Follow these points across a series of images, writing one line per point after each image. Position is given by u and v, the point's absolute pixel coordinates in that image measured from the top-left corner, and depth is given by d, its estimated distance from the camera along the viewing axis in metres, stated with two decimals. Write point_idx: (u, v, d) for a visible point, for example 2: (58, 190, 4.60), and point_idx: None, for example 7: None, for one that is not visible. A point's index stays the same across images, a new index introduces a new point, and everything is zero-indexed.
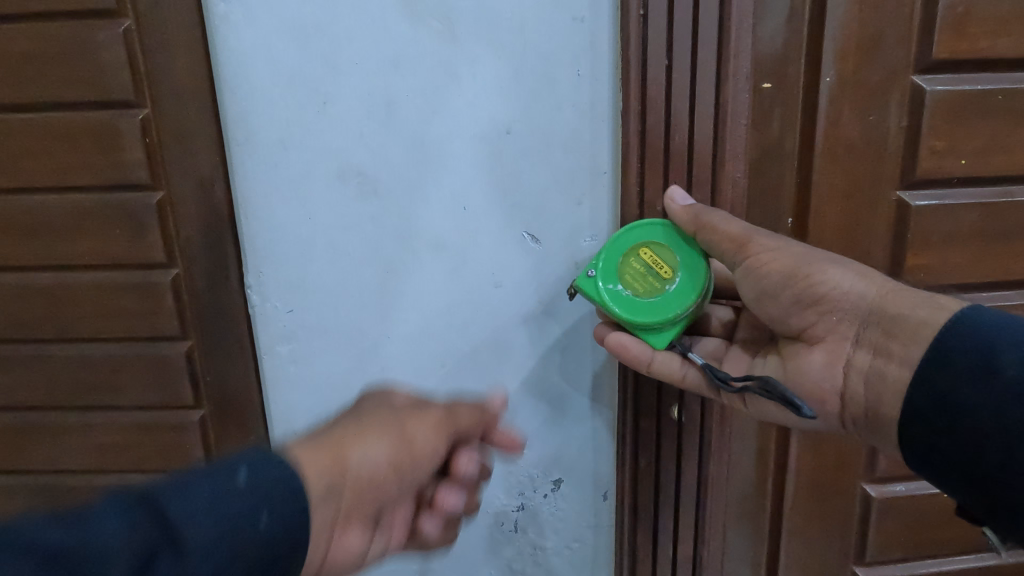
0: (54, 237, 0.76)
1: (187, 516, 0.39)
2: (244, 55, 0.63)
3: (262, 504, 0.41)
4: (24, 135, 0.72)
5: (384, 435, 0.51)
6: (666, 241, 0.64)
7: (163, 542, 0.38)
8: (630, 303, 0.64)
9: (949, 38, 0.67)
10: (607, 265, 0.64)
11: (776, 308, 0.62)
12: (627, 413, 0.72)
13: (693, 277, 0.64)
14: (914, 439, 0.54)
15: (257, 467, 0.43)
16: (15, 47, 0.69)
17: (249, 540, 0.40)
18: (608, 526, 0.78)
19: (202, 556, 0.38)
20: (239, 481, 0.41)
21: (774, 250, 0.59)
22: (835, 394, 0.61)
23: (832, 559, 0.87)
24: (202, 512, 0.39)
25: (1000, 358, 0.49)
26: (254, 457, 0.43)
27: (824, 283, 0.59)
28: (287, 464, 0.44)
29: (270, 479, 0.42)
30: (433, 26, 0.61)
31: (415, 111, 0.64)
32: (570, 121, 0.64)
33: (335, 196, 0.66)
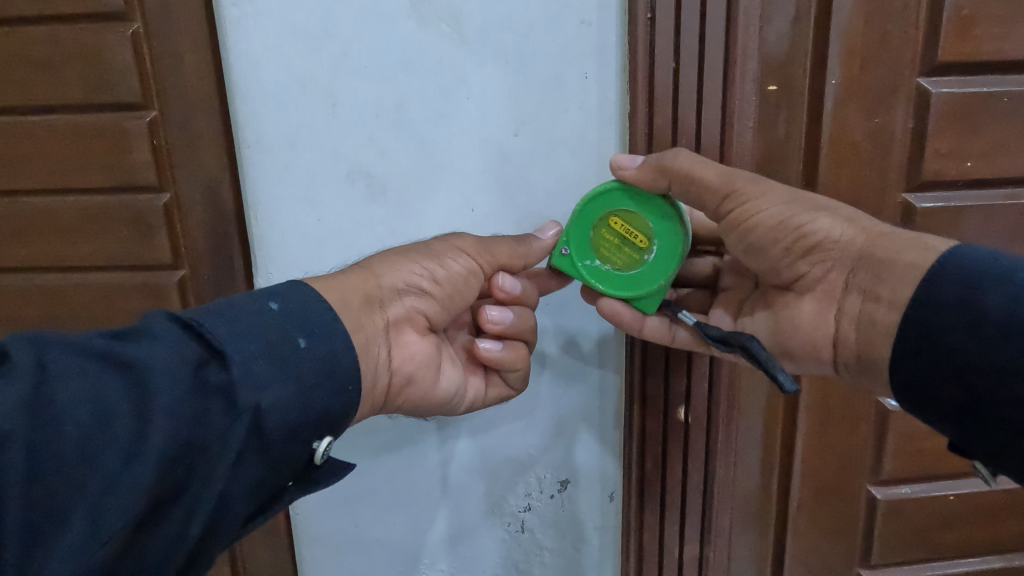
0: (63, 238, 0.76)
1: (228, 335, 0.45)
2: (254, 59, 0.63)
3: (295, 329, 0.49)
4: (32, 137, 0.73)
5: (414, 255, 0.60)
6: (635, 206, 0.61)
7: (211, 353, 0.45)
8: (610, 277, 0.63)
9: (954, 41, 0.67)
10: (579, 241, 0.62)
11: (770, 261, 0.60)
12: (634, 415, 0.72)
13: (669, 239, 0.61)
14: (904, 381, 0.52)
15: (287, 298, 0.50)
16: (23, 49, 0.70)
17: (286, 354, 0.47)
18: (613, 528, 0.78)
19: (246, 362, 0.45)
20: (272, 309, 0.49)
21: (759, 195, 0.57)
22: (828, 342, 0.59)
23: (837, 562, 0.87)
24: (240, 329, 0.46)
25: (981, 295, 0.47)
26: (286, 292, 0.51)
27: (811, 237, 0.57)
28: (311, 297, 0.51)
29: (299, 307, 0.50)
30: (442, 29, 0.62)
31: (425, 113, 0.64)
32: (578, 123, 0.65)
33: (345, 197, 0.67)
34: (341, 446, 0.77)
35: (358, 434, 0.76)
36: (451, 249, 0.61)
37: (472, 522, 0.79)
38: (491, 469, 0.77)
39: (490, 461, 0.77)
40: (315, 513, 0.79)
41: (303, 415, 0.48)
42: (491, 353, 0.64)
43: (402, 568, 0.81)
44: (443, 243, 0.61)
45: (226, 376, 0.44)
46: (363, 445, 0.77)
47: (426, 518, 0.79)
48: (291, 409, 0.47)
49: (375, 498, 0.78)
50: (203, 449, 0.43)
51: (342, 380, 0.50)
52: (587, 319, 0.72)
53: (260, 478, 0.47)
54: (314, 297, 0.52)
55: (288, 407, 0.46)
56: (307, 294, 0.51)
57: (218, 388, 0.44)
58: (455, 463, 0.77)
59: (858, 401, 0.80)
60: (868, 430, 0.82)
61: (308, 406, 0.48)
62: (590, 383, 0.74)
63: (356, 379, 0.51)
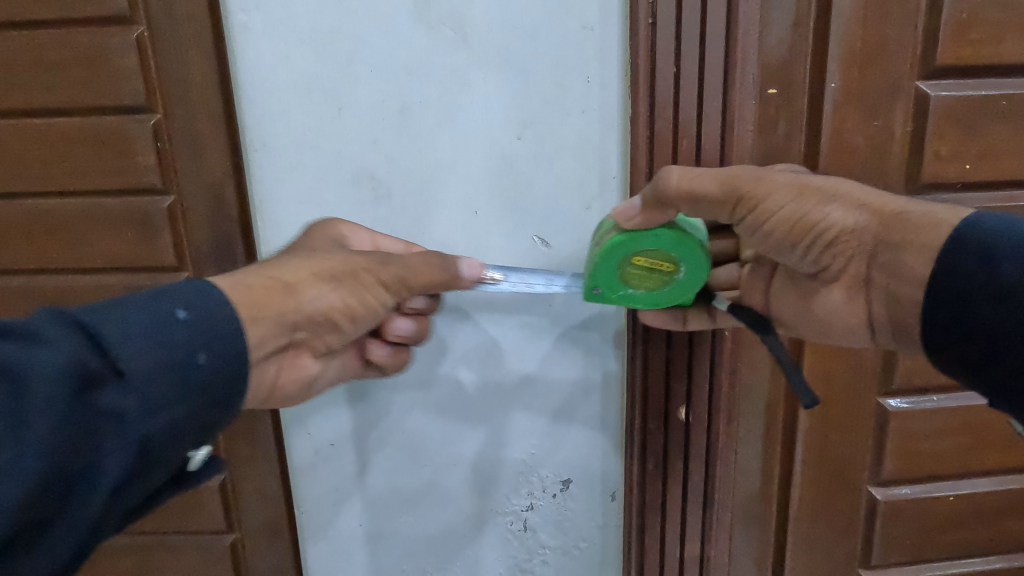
0: (69, 239, 0.76)
1: (127, 351, 0.43)
2: (259, 63, 0.64)
3: (197, 344, 0.46)
4: (36, 141, 0.73)
5: (331, 277, 0.58)
6: (666, 243, 0.56)
7: (107, 370, 0.42)
8: (647, 300, 0.59)
9: (952, 45, 0.68)
10: (606, 280, 0.58)
11: (793, 260, 0.59)
12: (635, 413, 0.73)
13: (695, 259, 0.57)
14: (931, 346, 0.54)
15: (191, 303, 0.47)
16: (24, 53, 0.70)
17: (186, 377, 0.45)
18: (615, 526, 0.80)
19: (141, 386, 0.43)
20: (177, 317, 0.46)
21: (765, 193, 0.55)
22: (862, 325, 0.61)
23: (837, 562, 0.88)
24: (141, 343, 0.43)
25: (1002, 268, 0.49)
26: (189, 295, 0.48)
27: (832, 234, 0.56)
28: (221, 304, 0.49)
29: (205, 315, 0.47)
30: (445, 34, 0.63)
31: (427, 117, 0.65)
32: (579, 127, 0.65)
33: (350, 201, 0.68)
34: (345, 446, 0.76)
35: (360, 434, 0.76)
36: (375, 271, 0.59)
37: (474, 522, 0.80)
38: (492, 472, 0.78)
39: (491, 465, 0.77)
40: (318, 514, 0.79)
41: (187, 436, 0.46)
42: (382, 357, 0.68)
43: (406, 565, 0.82)
44: (368, 268, 0.58)
45: (118, 401, 0.42)
46: (365, 445, 0.76)
47: (427, 515, 0.79)
48: (177, 432, 0.45)
49: (378, 498, 0.79)
50: (80, 475, 0.41)
51: (235, 397, 0.48)
52: (588, 318, 0.72)
53: (131, 496, 0.45)
54: (218, 301, 0.49)
55: (174, 432, 0.45)
56: (217, 298, 0.49)
57: (107, 411, 0.41)
58: (457, 464, 0.77)
59: (858, 402, 0.81)
60: (869, 431, 0.82)
61: (193, 427, 0.46)
62: (570, 370, 0.74)
63: (242, 393, 0.49)
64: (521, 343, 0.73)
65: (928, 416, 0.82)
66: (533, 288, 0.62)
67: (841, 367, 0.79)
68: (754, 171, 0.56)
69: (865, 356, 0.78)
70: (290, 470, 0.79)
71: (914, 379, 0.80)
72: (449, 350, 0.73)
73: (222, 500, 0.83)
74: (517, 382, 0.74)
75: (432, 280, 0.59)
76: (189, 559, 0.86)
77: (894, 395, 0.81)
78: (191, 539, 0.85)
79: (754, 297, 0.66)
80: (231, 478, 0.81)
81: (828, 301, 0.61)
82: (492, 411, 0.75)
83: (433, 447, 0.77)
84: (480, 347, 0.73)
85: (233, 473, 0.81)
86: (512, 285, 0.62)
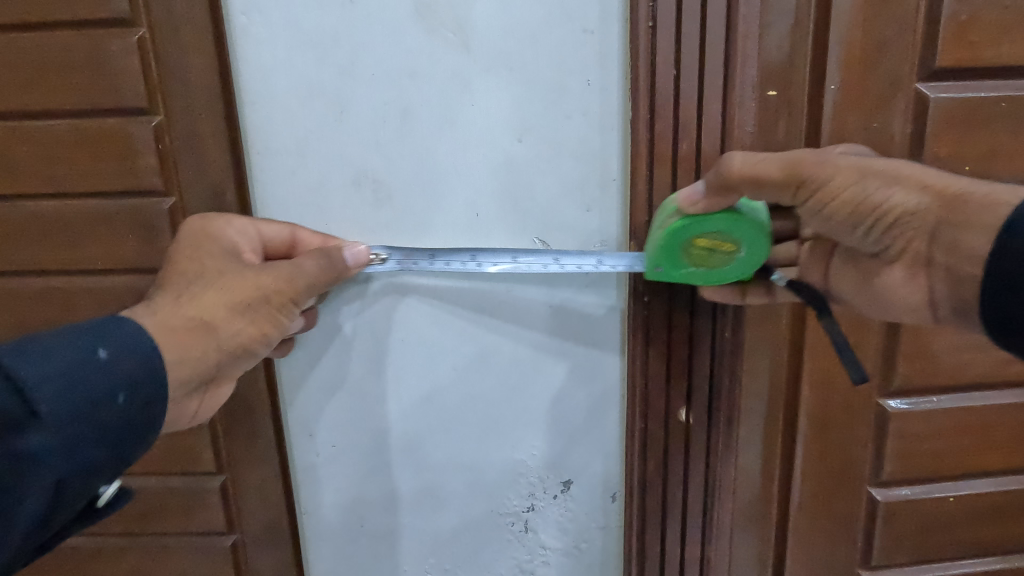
0: (66, 241, 0.74)
1: (45, 396, 0.48)
2: (262, 66, 0.64)
3: (117, 386, 0.52)
4: (30, 144, 0.71)
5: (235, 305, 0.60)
6: (723, 227, 0.59)
7: (24, 415, 0.47)
8: (708, 277, 0.62)
9: (951, 47, 0.68)
10: (669, 260, 0.61)
11: (854, 239, 0.60)
12: (636, 414, 0.73)
13: (754, 237, 0.60)
14: (993, 324, 0.55)
15: (114, 343, 0.53)
16: (18, 53, 0.68)
17: (100, 416, 0.50)
18: (615, 526, 0.81)
19: (56, 428, 0.48)
20: (100, 359, 0.51)
21: (827, 176, 0.56)
22: (925, 305, 0.61)
23: (837, 562, 0.88)
24: (58, 386, 0.49)
25: None
26: (108, 334, 0.53)
27: (898, 215, 0.56)
28: (140, 340, 0.54)
29: (127, 355, 0.53)
30: (447, 38, 0.63)
31: (429, 120, 0.65)
32: (580, 130, 0.66)
33: (351, 202, 0.68)
34: (347, 447, 0.77)
35: (363, 437, 0.76)
36: (286, 293, 0.61)
37: (475, 523, 0.80)
38: (493, 474, 0.78)
39: (493, 467, 0.78)
40: (319, 514, 0.79)
41: (93, 470, 0.51)
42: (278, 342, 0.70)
43: (407, 567, 0.82)
44: (280, 289, 0.60)
45: (38, 441, 0.47)
46: (368, 446, 0.77)
47: (428, 515, 0.80)
48: (86, 468, 0.51)
49: (378, 499, 0.79)
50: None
51: (143, 431, 0.54)
52: (590, 320, 0.72)
53: (39, 527, 0.50)
54: (138, 339, 0.54)
55: (84, 467, 0.51)
56: (140, 336, 0.54)
57: (21, 452, 0.47)
58: (458, 466, 0.78)
59: (857, 402, 0.81)
60: (869, 431, 0.82)
61: (104, 463, 0.52)
62: (571, 369, 0.74)
63: (156, 429, 0.55)
64: (520, 341, 0.73)
65: (928, 417, 0.82)
66: (530, 268, 0.67)
67: (840, 368, 0.79)
68: (813, 155, 0.57)
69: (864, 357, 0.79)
70: (291, 470, 0.79)
71: (914, 379, 0.80)
72: (453, 355, 0.73)
73: (223, 501, 0.82)
74: (517, 382, 0.74)
75: (329, 284, 0.62)
76: (189, 562, 0.86)
77: (894, 396, 0.81)
78: (192, 540, 0.85)
79: (814, 275, 0.67)
80: (232, 479, 0.81)
81: (890, 281, 0.61)
82: (491, 410, 0.75)
83: (434, 449, 0.77)
84: (483, 350, 0.73)
85: (234, 475, 0.81)
86: (512, 263, 0.67)
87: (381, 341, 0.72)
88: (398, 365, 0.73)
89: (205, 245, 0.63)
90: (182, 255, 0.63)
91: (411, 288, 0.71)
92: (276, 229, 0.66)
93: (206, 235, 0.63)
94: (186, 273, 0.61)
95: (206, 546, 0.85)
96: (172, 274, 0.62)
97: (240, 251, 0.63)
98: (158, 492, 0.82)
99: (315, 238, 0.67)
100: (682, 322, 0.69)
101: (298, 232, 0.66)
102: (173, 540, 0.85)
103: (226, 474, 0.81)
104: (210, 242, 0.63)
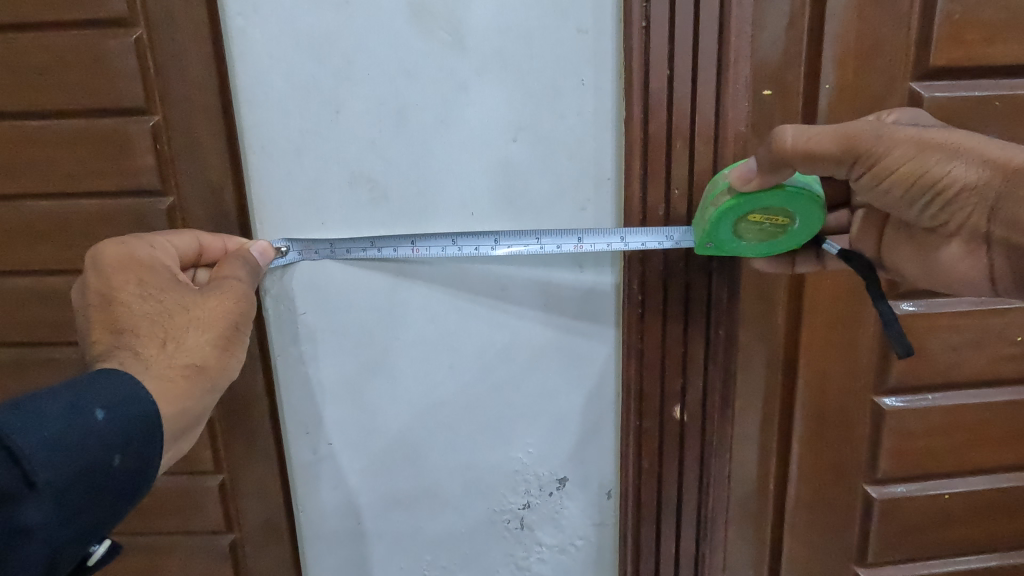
0: (64, 242, 0.73)
1: (43, 464, 0.44)
2: (259, 67, 0.65)
3: (113, 447, 0.48)
4: (24, 145, 0.70)
5: (216, 334, 0.59)
6: (781, 202, 0.59)
7: (22, 487, 0.43)
8: (762, 247, 0.63)
9: (945, 45, 0.69)
10: (721, 237, 0.62)
11: (910, 212, 0.59)
12: (631, 411, 0.74)
13: (806, 209, 0.60)
14: None
15: (108, 400, 0.49)
16: (12, 55, 0.67)
17: (100, 480, 0.47)
18: (611, 523, 0.81)
19: (54, 497, 0.45)
20: (96, 422, 0.48)
21: (883, 151, 0.55)
22: (983, 278, 0.60)
23: (832, 560, 0.89)
24: (58, 454, 0.45)
25: None
26: (98, 391, 0.49)
27: (959, 188, 0.55)
28: (130, 392, 0.51)
29: (122, 414, 0.49)
30: (442, 38, 0.63)
31: (424, 120, 0.65)
32: (574, 129, 0.66)
33: (347, 203, 0.68)
34: (344, 446, 0.77)
35: (360, 435, 0.76)
36: (248, 308, 0.62)
37: (473, 521, 0.81)
38: (491, 472, 0.78)
39: (491, 466, 0.78)
40: (318, 511, 0.80)
41: (89, 535, 0.48)
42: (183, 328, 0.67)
43: (404, 564, 0.82)
44: (242, 309, 0.62)
45: (34, 517, 0.44)
46: (365, 445, 0.77)
47: (427, 514, 0.80)
48: (81, 536, 0.47)
49: (375, 498, 0.79)
50: None
51: (137, 490, 0.51)
52: (584, 319, 0.73)
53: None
54: (134, 391, 0.51)
55: (80, 535, 0.47)
56: (135, 390, 0.51)
57: (19, 527, 0.43)
58: (455, 464, 0.78)
59: (853, 400, 0.81)
60: (864, 429, 0.83)
61: (101, 527, 0.49)
62: (565, 367, 0.74)
63: (150, 486, 0.52)
64: (515, 341, 0.73)
65: (924, 415, 0.82)
66: (428, 253, 0.68)
67: (835, 367, 0.79)
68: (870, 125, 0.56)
69: (860, 355, 0.79)
70: (288, 467, 0.79)
71: (910, 376, 0.81)
72: (450, 354, 0.74)
73: (221, 501, 0.82)
74: (511, 380, 0.75)
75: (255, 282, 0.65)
76: (187, 563, 0.86)
77: (889, 394, 0.82)
78: (190, 541, 0.85)
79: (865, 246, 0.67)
80: (230, 478, 0.81)
81: (945, 255, 0.61)
82: (484, 407, 0.76)
83: (430, 448, 0.77)
84: (479, 350, 0.73)
85: (230, 477, 0.81)
86: (411, 250, 0.68)
87: (378, 338, 0.73)
88: (395, 361, 0.74)
89: (145, 277, 0.59)
90: (125, 293, 0.58)
91: (415, 284, 0.71)
92: (180, 237, 0.64)
93: (137, 264, 0.60)
94: (148, 313, 0.58)
95: (204, 546, 0.85)
96: (129, 319, 0.57)
97: (175, 271, 0.61)
98: (156, 490, 0.82)
99: (217, 239, 0.67)
100: (678, 319, 0.70)
101: (200, 235, 0.66)
102: (171, 540, 0.85)
103: (224, 473, 0.81)
104: (148, 273, 0.60)
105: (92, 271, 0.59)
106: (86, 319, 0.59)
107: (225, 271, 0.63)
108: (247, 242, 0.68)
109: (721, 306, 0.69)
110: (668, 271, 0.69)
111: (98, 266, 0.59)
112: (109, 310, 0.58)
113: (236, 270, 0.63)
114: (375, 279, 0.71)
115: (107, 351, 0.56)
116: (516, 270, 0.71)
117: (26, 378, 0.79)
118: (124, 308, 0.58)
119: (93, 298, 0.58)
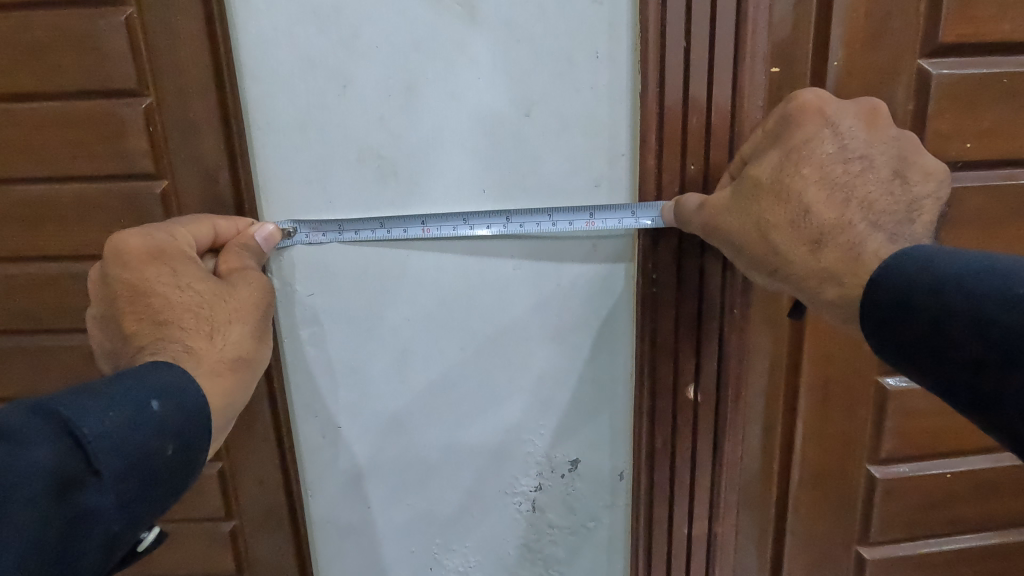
0: (56, 226, 0.71)
1: (105, 449, 0.43)
2: (264, 39, 0.62)
3: (167, 435, 0.47)
4: (15, 128, 0.68)
5: (247, 319, 0.59)
6: None
7: (85, 469, 0.42)
8: None
9: (955, 21, 0.68)
10: None
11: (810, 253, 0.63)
12: (644, 392, 0.73)
13: None
14: (915, 339, 0.48)
15: (161, 391, 0.49)
16: (6, 33, 0.64)
17: (156, 469, 0.46)
18: (623, 506, 0.80)
19: (116, 482, 0.43)
20: (154, 410, 0.47)
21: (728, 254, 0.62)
22: None
23: (836, 540, 0.89)
24: (117, 439, 0.44)
25: (936, 262, 0.49)
26: (149, 382, 0.49)
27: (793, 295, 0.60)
28: (177, 381, 0.50)
29: (175, 405, 0.49)
30: (453, 9, 0.62)
31: (435, 93, 0.64)
32: (588, 104, 0.65)
33: (356, 180, 0.66)
34: (355, 428, 0.76)
35: (371, 416, 0.75)
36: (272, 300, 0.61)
37: (485, 504, 0.80)
38: (503, 451, 0.78)
39: (502, 445, 0.77)
40: (326, 496, 0.79)
41: (142, 523, 0.46)
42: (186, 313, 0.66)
43: (414, 547, 0.81)
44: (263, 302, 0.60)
45: (98, 499, 0.42)
46: (376, 427, 0.76)
47: (437, 496, 0.79)
48: (136, 524, 0.46)
49: (384, 480, 0.78)
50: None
51: (184, 481, 0.49)
52: (592, 297, 0.72)
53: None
54: (183, 381, 0.51)
55: (136, 524, 0.46)
56: (187, 383, 0.51)
57: (84, 509, 0.42)
58: (466, 445, 0.77)
59: (860, 380, 0.81)
60: (867, 411, 0.82)
61: (153, 516, 0.47)
62: (577, 347, 0.74)
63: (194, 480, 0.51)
64: (528, 318, 0.72)
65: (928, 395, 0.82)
66: (440, 233, 0.68)
67: (842, 349, 0.79)
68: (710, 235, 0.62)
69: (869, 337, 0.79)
70: (296, 453, 0.78)
71: None
72: (461, 335, 0.73)
73: (222, 488, 0.81)
74: (522, 361, 0.74)
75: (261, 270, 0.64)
76: (191, 549, 0.85)
77: (894, 374, 0.81)
78: (190, 530, 0.84)
79: None
80: (230, 464, 0.79)
81: None
82: (494, 388, 0.75)
83: (438, 429, 0.76)
84: (492, 330, 0.72)
85: (232, 463, 0.79)
86: (422, 229, 0.68)
87: (389, 319, 0.72)
88: (406, 342, 0.73)
89: (177, 267, 0.58)
90: (159, 285, 0.57)
91: (427, 262, 0.70)
92: (198, 228, 0.62)
93: (165, 256, 0.58)
94: (189, 306, 0.57)
95: (205, 533, 0.84)
96: (169, 311, 0.57)
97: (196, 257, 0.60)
98: None
99: (230, 224, 0.64)
100: (692, 297, 0.70)
101: (216, 223, 0.64)
102: (171, 528, 0.84)
103: (224, 461, 0.80)
104: (178, 262, 0.58)
105: (118, 266, 0.58)
106: (118, 312, 0.57)
107: (237, 262, 0.62)
108: (254, 224, 0.65)
109: (735, 284, 0.69)
110: (686, 248, 0.68)
111: (123, 260, 0.58)
112: (143, 301, 0.57)
113: (245, 258, 0.63)
114: (384, 254, 0.69)
115: (153, 343, 0.56)
116: (535, 250, 0.70)
117: (21, 366, 0.77)
118: (162, 300, 0.57)
119: (124, 289, 0.57)
